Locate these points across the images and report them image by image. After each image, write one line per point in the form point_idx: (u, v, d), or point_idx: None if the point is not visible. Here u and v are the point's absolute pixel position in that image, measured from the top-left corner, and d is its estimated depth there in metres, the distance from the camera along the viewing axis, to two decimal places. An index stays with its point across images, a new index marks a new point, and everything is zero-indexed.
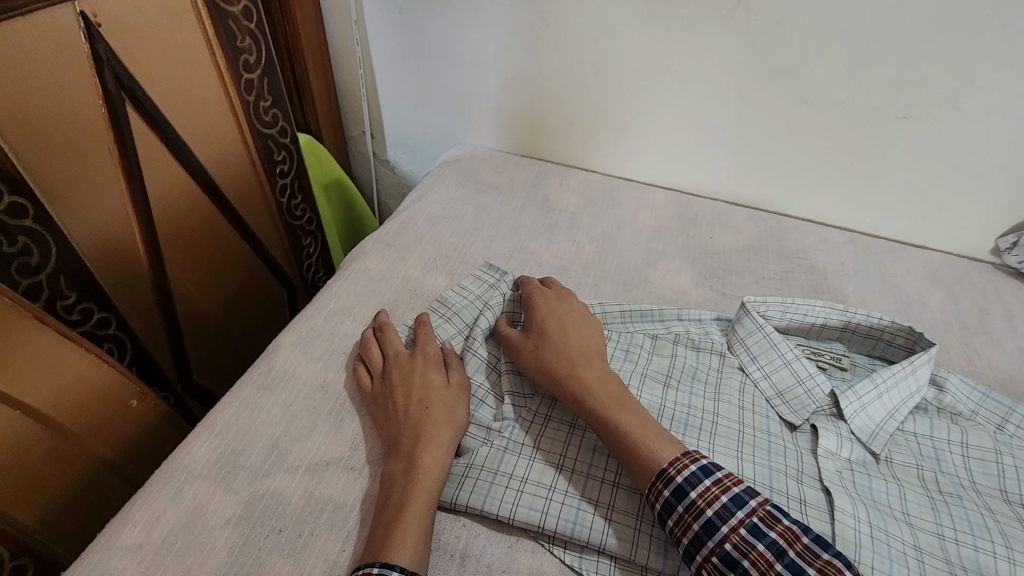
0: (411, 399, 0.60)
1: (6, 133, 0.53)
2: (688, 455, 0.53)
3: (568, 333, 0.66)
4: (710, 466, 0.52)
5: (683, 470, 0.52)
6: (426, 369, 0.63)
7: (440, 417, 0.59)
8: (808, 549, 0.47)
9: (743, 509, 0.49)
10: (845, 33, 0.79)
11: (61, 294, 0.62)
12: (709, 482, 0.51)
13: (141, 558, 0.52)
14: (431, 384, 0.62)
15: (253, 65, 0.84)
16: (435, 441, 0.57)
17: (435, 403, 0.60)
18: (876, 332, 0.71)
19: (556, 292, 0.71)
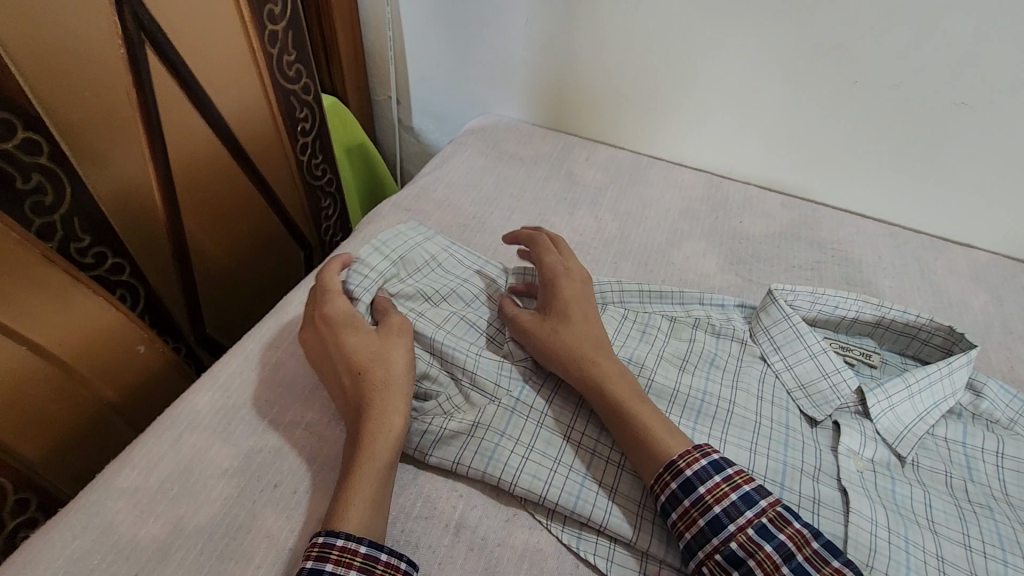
0: (341, 371, 0.56)
1: (23, 69, 0.53)
2: (700, 449, 0.51)
3: (592, 321, 0.62)
4: (722, 462, 0.50)
5: (693, 463, 0.50)
6: (343, 332, 0.58)
7: (377, 380, 0.55)
8: (817, 555, 0.45)
9: (752, 508, 0.47)
10: (904, 9, 0.73)
11: (75, 236, 0.62)
12: (719, 477, 0.49)
13: (136, 501, 0.52)
14: (354, 345, 0.57)
15: (277, 17, 0.82)
16: (379, 407, 0.53)
17: (367, 365, 0.55)
18: (912, 330, 0.66)
19: (576, 269, 0.67)
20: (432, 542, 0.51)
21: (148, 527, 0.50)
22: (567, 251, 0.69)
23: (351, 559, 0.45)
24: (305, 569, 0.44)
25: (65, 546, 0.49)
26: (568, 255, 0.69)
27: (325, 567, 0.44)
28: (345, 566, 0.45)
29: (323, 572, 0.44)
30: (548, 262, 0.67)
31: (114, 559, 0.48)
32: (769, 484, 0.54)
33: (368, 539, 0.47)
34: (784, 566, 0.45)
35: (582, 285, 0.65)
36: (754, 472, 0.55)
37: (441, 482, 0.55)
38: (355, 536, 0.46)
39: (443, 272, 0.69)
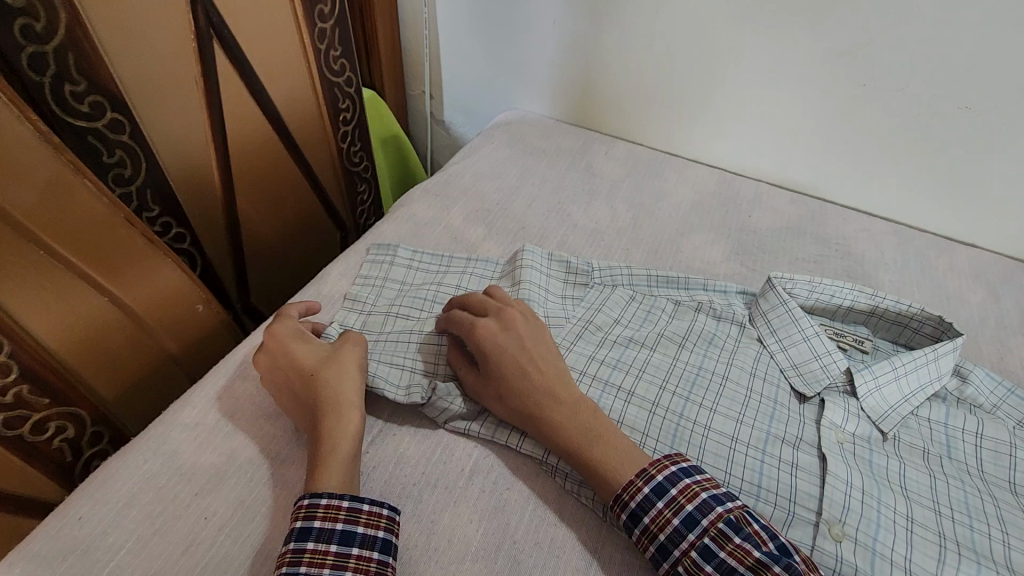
0: (290, 377, 0.60)
1: (114, 59, 0.62)
2: (642, 476, 0.53)
3: (528, 374, 0.60)
4: (664, 485, 0.52)
5: (636, 494, 0.52)
6: (291, 343, 0.62)
7: (330, 378, 0.59)
8: (759, 562, 0.48)
9: (694, 530, 0.50)
10: (911, 17, 0.77)
11: (147, 207, 0.71)
12: (661, 504, 0.51)
13: (196, 434, 0.60)
14: (302, 354, 0.61)
15: (326, 15, 0.90)
16: (334, 406, 0.57)
17: (320, 369, 0.59)
18: (904, 320, 0.71)
19: (493, 317, 0.64)
20: (449, 483, 0.58)
21: (206, 456, 0.58)
22: (484, 300, 0.66)
23: (336, 514, 0.50)
24: (294, 531, 0.49)
25: (137, 466, 0.57)
26: (483, 304, 0.65)
27: (313, 524, 0.49)
28: (331, 521, 0.50)
29: (312, 529, 0.49)
30: (463, 318, 0.64)
31: (178, 480, 0.56)
32: (752, 449, 0.60)
33: (348, 495, 0.52)
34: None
35: (502, 335, 0.62)
36: (739, 439, 0.60)
37: (458, 435, 0.62)
38: (336, 494, 0.51)
39: (416, 292, 0.74)
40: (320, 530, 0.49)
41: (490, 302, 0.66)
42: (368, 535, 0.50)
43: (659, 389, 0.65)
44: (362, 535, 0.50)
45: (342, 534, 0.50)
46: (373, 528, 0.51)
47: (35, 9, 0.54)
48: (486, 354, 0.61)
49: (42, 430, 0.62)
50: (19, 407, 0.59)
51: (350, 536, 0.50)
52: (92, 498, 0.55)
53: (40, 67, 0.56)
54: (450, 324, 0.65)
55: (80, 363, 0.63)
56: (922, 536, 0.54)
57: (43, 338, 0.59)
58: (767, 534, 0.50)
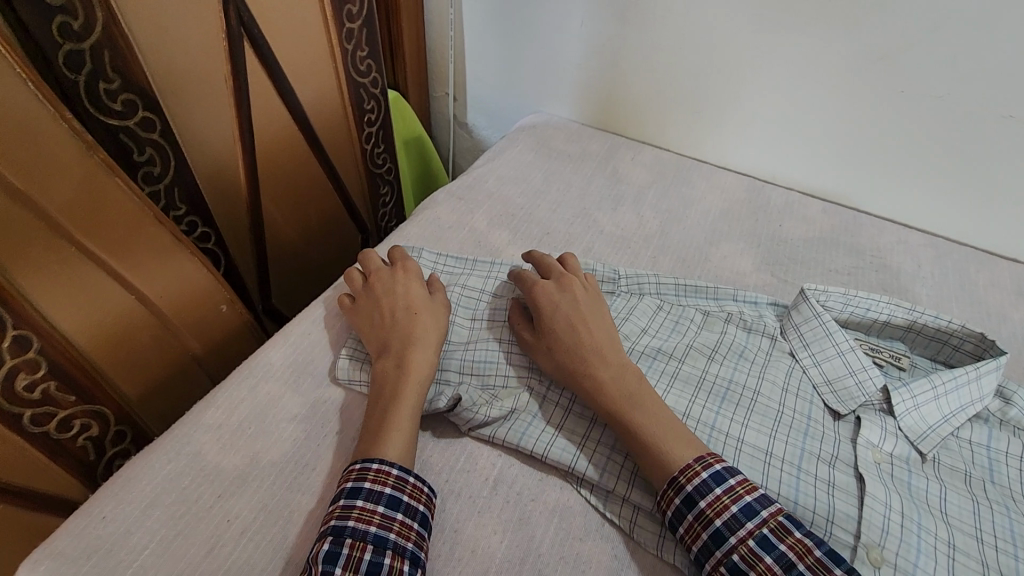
0: (397, 306, 0.66)
1: (147, 58, 0.62)
2: (701, 461, 0.53)
3: (577, 330, 0.63)
4: (723, 474, 0.52)
5: (693, 478, 0.52)
6: (410, 280, 0.69)
7: (427, 323, 0.65)
8: (819, 561, 0.47)
9: (754, 518, 0.50)
10: (953, 22, 0.75)
11: (174, 205, 0.71)
12: (720, 491, 0.51)
13: (219, 436, 0.59)
14: (415, 293, 0.68)
15: (355, 15, 0.90)
16: (425, 344, 0.63)
17: (422, 310, 0.66)
18: (944, 336, 0.68)
19: (554, 280, 0.68)
20: (473, 492, 0.57)
21: (230, 458, 0.58)
22: (551, 264, 0.71)
23: (385, 479, 0.52)
24: (345, 488, 0.51)
25: (161, 467, 0.57)
26: (549, 268, 0.71)
27: (363, 485, 0.51)
28: (380, 484, 0.52)
29: (362, 489, 0.51)
30: (528, 275, 0.69)
31: (201, 481, 0.56)
32: (786, 465, 0.58)
33: (398, 464, 0.53)
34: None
35: (559, 295, 0.67)
36: (773, 453, 0.59)
37: (483, 442, 0.61)
38: (387, 461, 0.53)
39: None
40: (370, 491, 0.51)
41: (556, 268, 0.70)
42: (411, 506, 0.52)
43: (689, 401, 0.63)
44: (406, 503, 0.51)
45: (390, 498, 0.51)
46: (416, 499, 0.52)
47: (73, 7, 0.54)
48: (541, 309, 0.66)
49: (68, 427, 0.62)
50: (46, 404, 0.59)
51: (397, 502, 0.51)
52: (116, 497, 0.54)
53: (77, 65, 0.56)
54: (517, 281, 0.70)
55: (106, 362, 0.63)
56: (964, 564, 0.51)
57: (71, 337, 0.59)
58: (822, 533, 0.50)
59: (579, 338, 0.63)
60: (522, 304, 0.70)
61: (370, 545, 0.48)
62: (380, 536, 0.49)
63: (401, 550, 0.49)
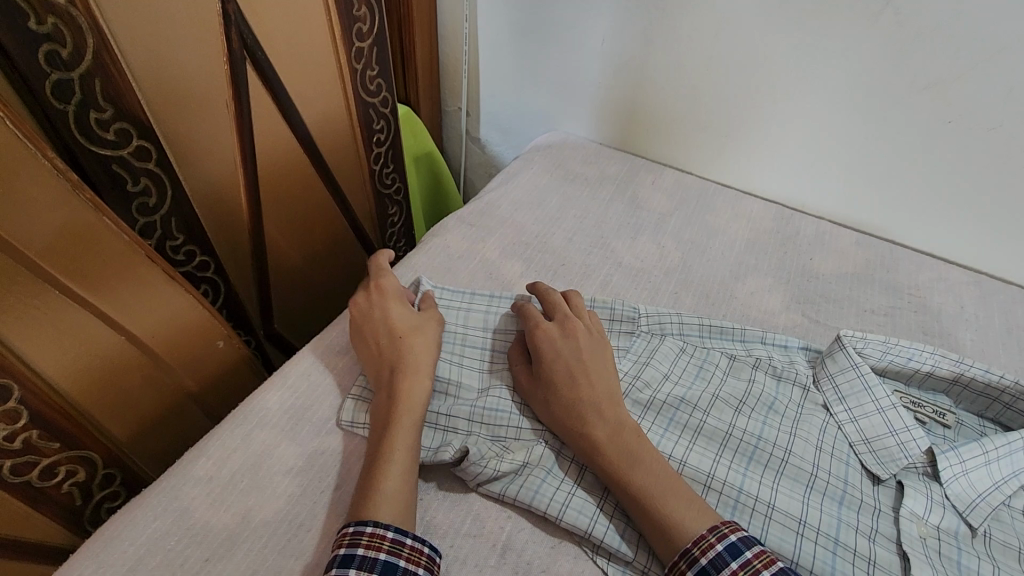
0: (380, 333, 0.64)
1: (142, 84, 0.58)
2: (715, 532, 0.49)
3: (578, 382, 0.59)
4: (740, 546, 0.48)
5: (708, 551, 0.48)
6: (389, 302, 0.67)
7: (416, 345, 0.63)
8: None
9: None
10: (1013, 50, 0.69)
11: (171, 236, 0.68)
12: (736, 564, 0.47)
13: (210, 489, 0.56)
14: (396, 315, 0.65)
15: (365, 33, 0.86)
16: (416, 368, 0.61)
17: (407, 333, 0.63)
18: (994, 391, 0.63)
19: (557, 322, 0.64)
20: (479, 560, 0.53)
21: (220, 515, 0.54)
22: (557, 302, 0.67)
23: (380, 544, 0.48)
24: (338, 556, 0.47)
25: (145, 526, 0.53)
26: (555, 306, 0.66)
27: (357, 551, 0.47)
28: (375, 550, 0.47)
29: (355, 556, 0.47)
30: (532, 312, 0.66)
31: (188, 543, 0.52)
32: (822, 538, 0.53)
33: (394, 525, 0.49)
34: None
35: (563, 341, 0.62)
36: (807, 523, 0.54)
37: (493, 500, 0.57)
38: (382, 523, 0.49)
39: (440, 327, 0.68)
40: (364, 558, 0.47)
41: (561, 307, 0.66)
42: (409, 571, 0.48)
43: (713, 460, 0.59)
44: (403, 569, 0.47)
45: (385, 565, 0.47)
46: (414, 564, 0.48)
47: (61, 34, 0.51)
48: (543, 356, 0.61)
49: (52, 474, 0.58)
50: (29, 453, 0.55)
51: (392, 568, 0.47)
52: (98, 559, 0.51)
53: (65, 94, 0.53)
54: (521, 315, 0.67)
55: (94, 405, 0.60)
56: None
57: (54, 379, 0.55)
58: None
59: (591, 398, 0.58)
60: (523, 340, 0.67)
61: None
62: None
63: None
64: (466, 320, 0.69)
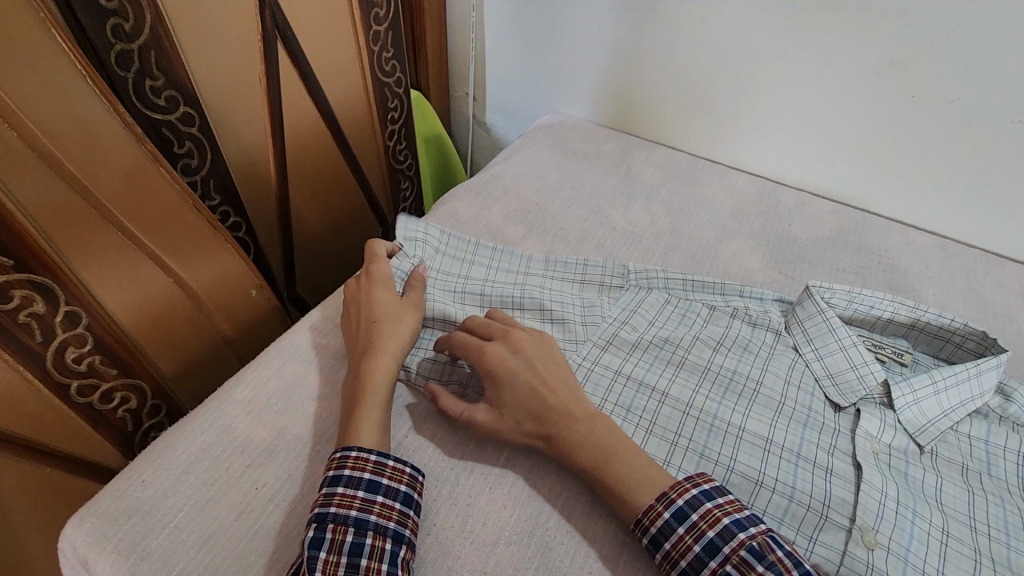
0: (360, 316, 0.66)
1: (188, 57, 0.66)
2: (663, 500, 0.52)
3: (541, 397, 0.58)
4: (685, 509, 0.51)
5: (657, 519, 0.51)
6: (375, 287, 0.69)
7: (387, 331, 0.64)
8: None
9: (715, 557, 0.49)
10: (965, 30, 0.76)
11: (209, 196, 0.76)
12: (682, 530, 0.50)
13: (249, 410, 0.63)
14: (378, 300, 0.67)
15: (382, 18, 0.94)
16: (382, 352, 0.62)
17: (381, 318, 0.65)
18: (946, 334, 0.70)
19: (501, 340, 0.62)
20: (484, 469, 0.60)
21: (258, 431, 0.61)
22: (489, 321, 0.65)
23: (364, 466, 0.54)
24: (327, 477, 0.53)
25: (194, 438, 0.61)
26: (488, 326, 0.64)
27: (343, 472, 0.53)
28: (360, 471, 0.53)
29: (342, 476, 0.53)
30: (470, 342, 0.62)
31: (232, 451, 0.60)
32: (786, 453, 0.60)
33: (376, 450, 0.55)
34: None
35: (511, 358, 0.61)
36: (773, 441, 0.61)
37: None
38: (365, 448, 0.55)
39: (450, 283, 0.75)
40: (350, 477, 0.53)
41: (497, 325, 0.64)
42: (392, 487, 0.54)
43: (693, 391, 0.65)
44: (386, 486, 0.53)
45: (369, 483, 0.53)
46: (396, 481, 0.54)
47: (125, 9, 0.58)
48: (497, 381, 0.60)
49: (109, 399, 0.69)
50: (91, 375, 0.65)
51: (376, 485, 0.53)
52: (155, 463, 0.59)
53: (126, 63, 0.61)
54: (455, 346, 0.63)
55: (145, 340, 0.70)
56: (958, 549, 0.53)
57: (116, 314, 0.65)
58: (793, 561, 0.47)
59: None
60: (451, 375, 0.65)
61: (352, 528, 0.50)
62: (361, 519, 0.51)
63: (383, 529, 0.51)
64: (467, 275, 0.76)
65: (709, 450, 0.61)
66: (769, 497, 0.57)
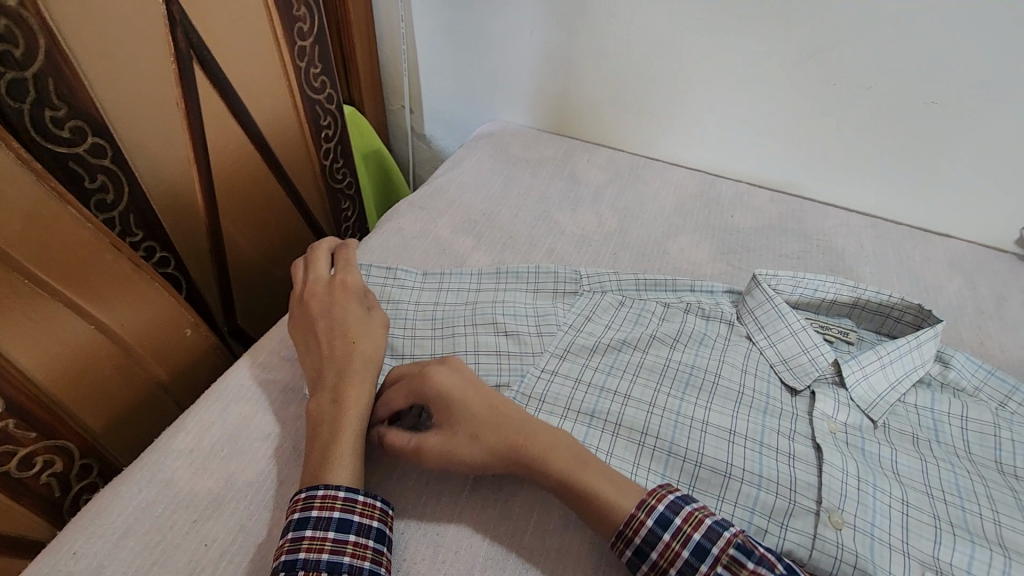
0: (335, 334, 0.61)
1: (95, 85, 0.61)
2: (644, 508, 0.49)
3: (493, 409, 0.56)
4: (668, 515, 0.48)
5: (640, 529, 0.48)
6: (347, 300, 0.65)
7: (366, 353, 0.61)
8: None
9: (705, 561, 0.47)
10: (875, 20, 0.81)
11: (130, 232, 0.70)
12: (668, 537, 0.48)
13: (192, 460, 0.58)
14: (353, 316, 0.63)
15: (306, 33, 0.90)
16: (361, 375, 0.59)
17: (359, 337, 0.61)
18: (886, 309, 0.73)
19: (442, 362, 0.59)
20: (452, 494, 0.58)
21: (204, 482, 0.57)
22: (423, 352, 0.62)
23: (333, 503, 0.50)
24: (292, 521, 0.49)
25: (131, 497, 0.55)
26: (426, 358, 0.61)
27: (310, 514, 0.49)
28: (329, 509, 0.50)
29: (309, 518, 0.49)
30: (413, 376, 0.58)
31: (174, 508, 0.55)
32: (750, 443, 0.60)
33: (345, 485, 0.52)
34: None
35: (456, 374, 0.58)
36: (737, 432, 0.61)
37: None
38: (332, 485, 0.51)
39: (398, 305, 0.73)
40: (318, 518, 0.49)
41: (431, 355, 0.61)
42: (364, 524, 0.51)
43: (654, 390, 0.65)
44: (358, 523, 0.50)
45: (340, 521, 0.50)
46: (368, 517, 0.51)
47: (13, 35, 0.53)
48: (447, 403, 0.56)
49: (30, 465, 0.63)
50: (6, 442, 0.60)
51: (347, 523, 0.50)
52: (87, 531, 0.53)
53: (20, 93, 0.55)
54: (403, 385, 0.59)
55: (68, 395, 0.65)
56: (918, 518, 0.55)
57: (31, 372, 0.61)
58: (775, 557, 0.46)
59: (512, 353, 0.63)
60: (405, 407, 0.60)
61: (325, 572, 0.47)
62: (333, 561, 0.48)
63: (358, 571, 0.48)
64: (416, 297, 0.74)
65: (676, 448, 0.61)
66: (738, 488, 0.58)
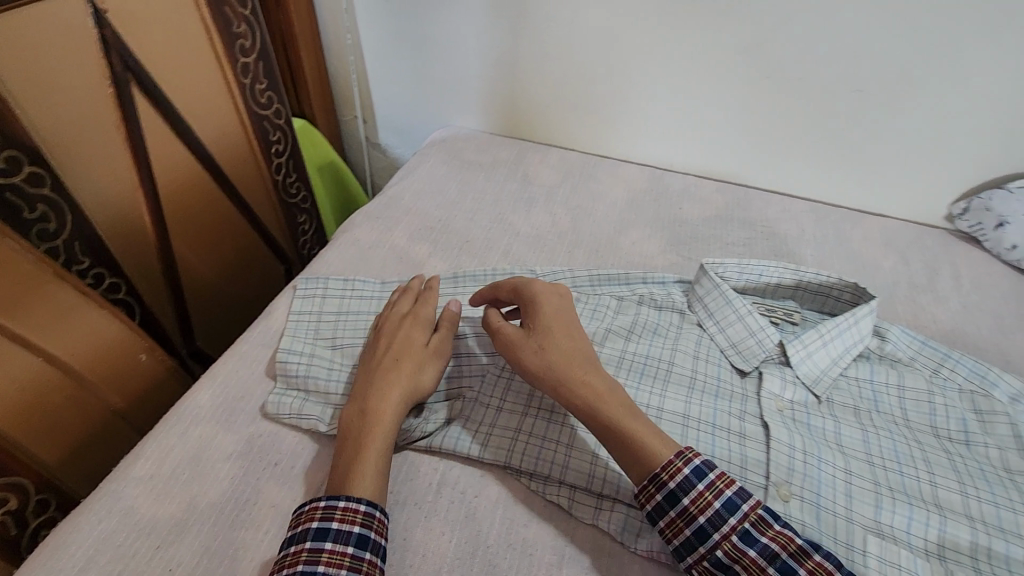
0: (387, 354, 0.63)
1: (27, 113, 0.60)
2: (682, 457, 0.52)
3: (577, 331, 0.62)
4: (705, 468, 0.52)
5: (676, 474, 0.51)
6: (412, 323, 0.66)
7: (407, 373, 0.61)
8: (800, 550, 0.48)
9: (735, 514, 0.50)
10: (802, 14, 0.85)
11: (76, 259, 0.68)
12: (703, 487, 0.51)
13: (152, 486, 0.58)
14: (411, 337, 0.64)
15: (249, 49, 0.90)
16: (393, 394, 0.59)
17: (406, 358, 0.62)
18: (826, 290, 0.76)
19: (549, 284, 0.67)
20: (418, 498, 0.59)
21: (166, 507, 0.56)
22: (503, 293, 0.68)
23: (353, 517, 0.50)
24: (312, 530, 0.50)
25: (91, 529, 0.55)
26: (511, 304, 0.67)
27: (331, 525, 0.50)
28: (349, 523, 0.50)
29: (329, 530, 0.50)
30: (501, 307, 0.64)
31: (136, 536, 0.54)
32: (703, 425, 0.63)
33: (367, 498, 0.52)
34: (770, 568, 0.48)
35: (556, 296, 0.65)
36: (690, 416, 0.64)
37: (422, 453, 0.63)
38: (355, 497, 0.52)
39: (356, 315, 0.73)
40: (338, 531, 0.50)
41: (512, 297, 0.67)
42: (378, 542, 0.51)
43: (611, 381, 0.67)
44: (374, 541, 0.50)
45: (359, 537, 0.50)
46: (383, 535, 0.51)
47: None
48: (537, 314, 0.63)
49: None
50: None
51: (365, 539, 0.50)
52: (46, 567, 0.52)
53: None
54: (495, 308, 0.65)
55: (18, 431, 0.64)
56: (860, 485, 0.59)
57: None
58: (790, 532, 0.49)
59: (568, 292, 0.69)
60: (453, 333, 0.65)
61: None
62: None
63: None
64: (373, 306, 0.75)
65: None
66: None
